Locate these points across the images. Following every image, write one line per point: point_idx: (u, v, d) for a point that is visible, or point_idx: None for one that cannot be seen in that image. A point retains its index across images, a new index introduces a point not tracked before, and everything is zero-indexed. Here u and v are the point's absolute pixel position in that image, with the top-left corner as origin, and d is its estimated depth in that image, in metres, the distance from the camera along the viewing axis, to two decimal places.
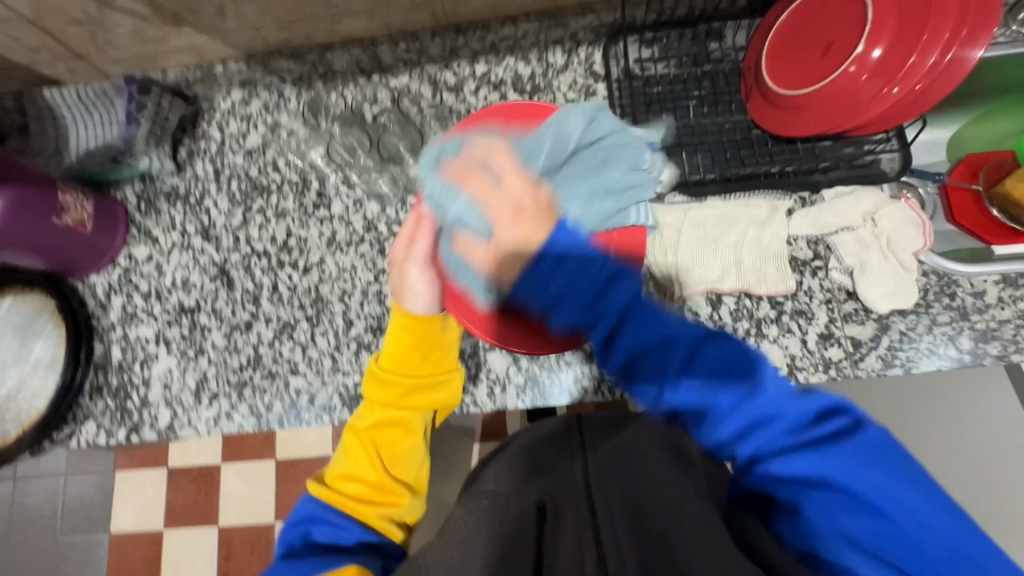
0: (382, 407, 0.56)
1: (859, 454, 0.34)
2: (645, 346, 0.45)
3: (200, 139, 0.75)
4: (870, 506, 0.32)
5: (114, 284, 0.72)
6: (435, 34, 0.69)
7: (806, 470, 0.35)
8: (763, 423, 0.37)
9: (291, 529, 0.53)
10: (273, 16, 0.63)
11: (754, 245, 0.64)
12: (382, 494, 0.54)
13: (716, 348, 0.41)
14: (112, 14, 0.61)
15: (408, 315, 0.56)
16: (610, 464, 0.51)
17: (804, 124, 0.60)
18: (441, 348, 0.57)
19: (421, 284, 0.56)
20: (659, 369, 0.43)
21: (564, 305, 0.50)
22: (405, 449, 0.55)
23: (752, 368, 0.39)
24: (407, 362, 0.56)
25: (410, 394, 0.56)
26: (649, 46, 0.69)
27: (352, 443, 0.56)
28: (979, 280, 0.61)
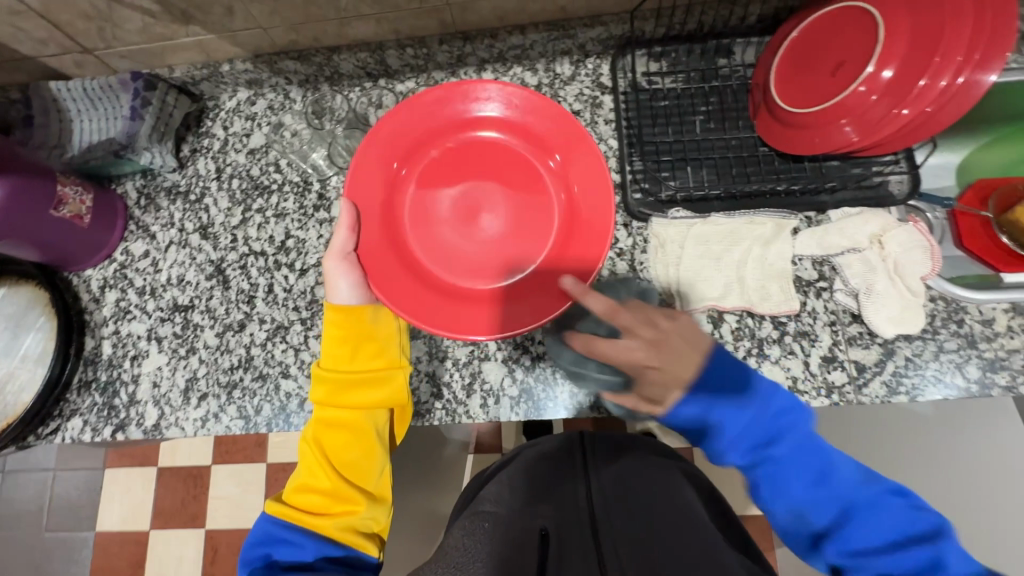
0: (331, 409, 0.55)
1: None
2: (804, 494, 0.45)
3: (203, 137, 0.76)
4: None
5: (108, 279, 0.72)
6: (443, 41, 0.69)
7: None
8: (884, 557, 0.42)
9: (250, 550, 0.49)
10: (281, 17, 0.63)
11: (758, 263, 0.62)
12: (340, 502, 0.51)
13: (890, 513, 0.43)
14: (120, 10, 0.61)
15: (339, 311, 0.56)
16: (613, 489, 0.54)
17: (809, 142, 0.59)
18: (376, 341, 0.57)
19: (345, 282, 0.56)
20: (868, 529, 0.43)
21: (722, 415, 0.47)
22: (356, 452, 0.54)
23: (923, 537, 0.41)
24: (344, 357, 0.56)
25: (355, 393, 0.55)
26: (657, 60, 0.69)
27: (308, 456, 0.54)
28: (988, 307, 0.60)
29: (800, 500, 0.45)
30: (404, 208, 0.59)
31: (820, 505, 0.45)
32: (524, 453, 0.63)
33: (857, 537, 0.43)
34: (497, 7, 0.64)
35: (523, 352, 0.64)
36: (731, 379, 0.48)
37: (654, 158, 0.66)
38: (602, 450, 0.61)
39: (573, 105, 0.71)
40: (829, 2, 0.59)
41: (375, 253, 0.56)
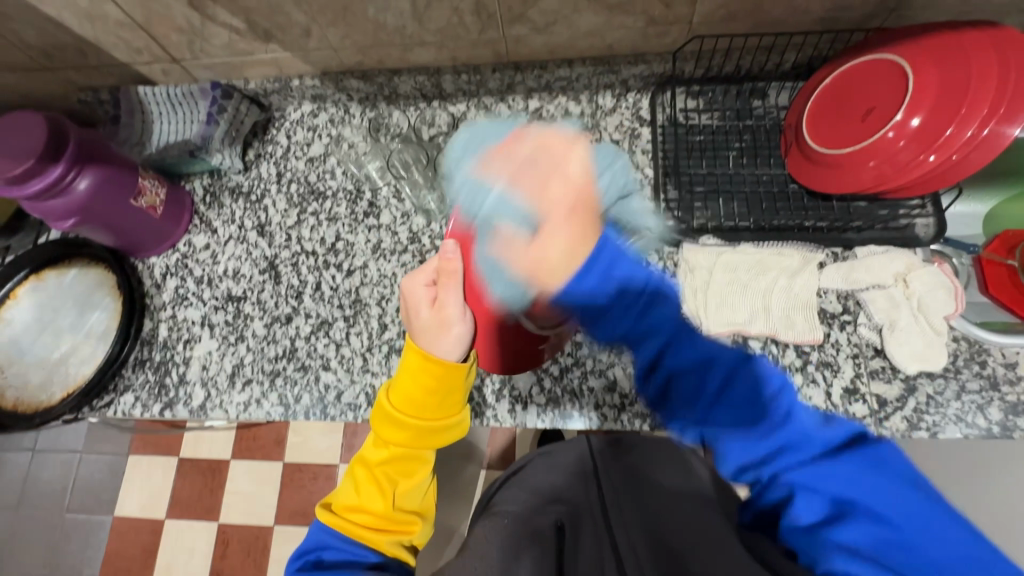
0: (394, 443, 0.52)
1: (864, 462, 0.37)
2: (684, 368, 0.49)
3: (268, 143, 0.82)
4: (886, 518, 0.33)
5: (170, 267, 0.77)
6: (496, 69, 0.74)
7: (815, 475, 0.38)
8: (758, 440, 0.42)
9: (302, 555, 0.50)
10: (352, 40, 0.69)
11: (784, 294, 0.65)
12: (393, 522, 0.51)
13: (743, 381, 0.46)
14: (211, 26, 0.68)
15: (430, 359, 0.51)
16: (624, 484, 0.55)
17: (843, 181, 0.62)
18: (460, 395, 0.53)
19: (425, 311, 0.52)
20: (733, 411, 0.45)
21: (609, 318, 0.52)
22: (417, 480, 0.53)
23: (768, 403, 0.44)
24: (418, 401, 0.52)
25: (424, 436, 0.52)
26: (695, 98, 0.74)
27: (363, 477, 0.53)
28: (1012, 351, 0.61)
29: (670, 365, 0.49)
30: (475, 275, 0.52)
31: (699, 378, 0.48)
32: (540, 459, 0.64)
33: (723, 411, 0.45)
34: (549, 41, 0.69)
35: (551, 362, 0.67)
36: (606, 249, 0.52)
37: (687, 188, 0.70)
38: (611, 447, 0.62)
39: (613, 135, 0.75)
40: (867, 51, 0.62)
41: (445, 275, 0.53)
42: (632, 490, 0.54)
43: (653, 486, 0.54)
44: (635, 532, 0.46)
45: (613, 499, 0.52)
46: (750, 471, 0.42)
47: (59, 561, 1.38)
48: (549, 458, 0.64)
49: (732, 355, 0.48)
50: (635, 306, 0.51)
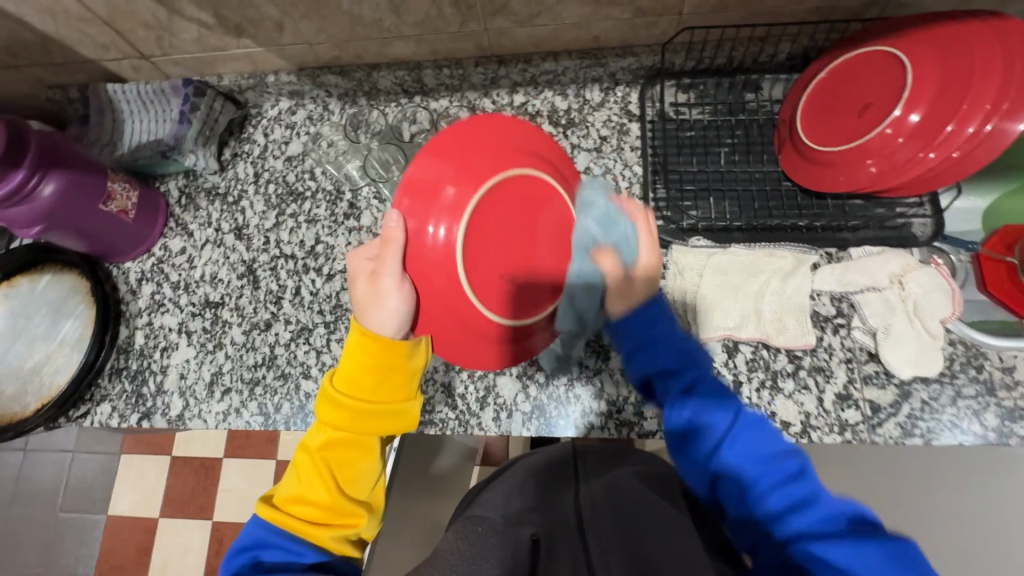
0: (334, 429, 0.51)
1: (884, 550, 0.36)
2: (714, 416, 0.47)
3: (244, 142, 0.79)
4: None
5: (146, 272, 0.75)
6: (478, 63, 0.71)
7: (833, 552, 0.37)
8: (759, 475, 0.44)
9: (239, 552, 0.47)
10: (328, 34, 0.66)
11: (776, 296, 0.63)
12: (337, 515, 0.49)
13: (765, 435, 0.46)
14: (179, 21, 0.65)
15: (368, 336, 0.51)
16: (603, 500, 0.53)
17: (835, 180, 0.60)
18: (405, 375, 0.52)
19: (387, 302, 0.49)
20: (754, 447, 0.45)
21: (643, 360, 0.51)
22: (361, 469, 0.51)
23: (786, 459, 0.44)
24: (361, 383, 0.51)
25: (366, 420, 0.51)
26: (686, 92, 0.71)
27: (304, 465, 0.51)
28: (1009, 355, 0.59)
29: (705, 415, 0.47)
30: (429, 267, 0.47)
31: (722, 427, 0.47)
32: (519, 464, 0.63)
33: (746, 450, 0.45)
34: (534, 34, 0.66)
35: (538, 368, 0.65)
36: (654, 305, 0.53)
37: (677, 187, 0.68)
38: (594, 464, 0.60)
39: (601, 130, 0.73)
40: (865, 43, 0.60)
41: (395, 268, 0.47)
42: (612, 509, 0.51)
43: (633, 511, 0.51)
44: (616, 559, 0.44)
45: (591, 516, 0.50)
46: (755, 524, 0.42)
47: (53, 561, 1.38)
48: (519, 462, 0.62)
49: (748, 413, 0.48)
50: (666, 356, 0.51)
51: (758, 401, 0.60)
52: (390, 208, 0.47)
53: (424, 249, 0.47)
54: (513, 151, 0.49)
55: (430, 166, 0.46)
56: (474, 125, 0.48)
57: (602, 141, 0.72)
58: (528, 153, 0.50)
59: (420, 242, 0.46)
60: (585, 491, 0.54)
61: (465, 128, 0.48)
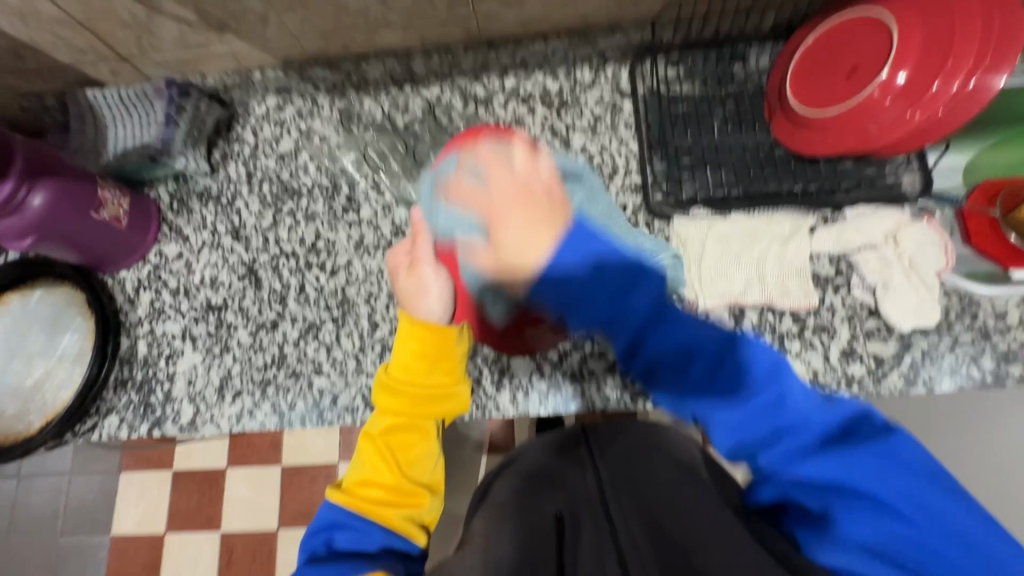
0: (395, 413, 0.55)
1: (878, 453, 0.39)
2: (666, 349, 0.48)
3: (234, 142, 0.78)
4: (890, 508, 0.38)
5: (142, 280, 0.73)
6: (468, 48, 0.71)
7: (835, 474, 0.40)
8: (747, 416, 0.45)
9: (314, 537, 0.50)
10: (314, 25, 0.65)
11: (778, 259, 0.64)
12: (403, 496, 0.52)
13: (732, 360, 0.47)
14: (159, 19, 0.63)
15: (418, 325, 0.56)
16: (620, 469, 0.55)
17: (825, 143, 0.62)
18: (453, 360, 0.57)
19: (434, 287, 0.57)
20: (768, 418, 0.44)
21: (586, 309, 0.49)
22: (418, 451, 0.54)
23: (766, 383, 0.45)
24: (419, 369, 0.55)
25: (421, 402, 0.55)
26: (675, 66, 0.72)
27: (367, 450, 0.54)
28: (1000, 301, 0.61)
29: (656, 350, 0.49)
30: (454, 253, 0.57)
31: (681, 361, 0.48)
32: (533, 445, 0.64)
33: (720, 392, 0.46)
34: (522, 16, 0.66)
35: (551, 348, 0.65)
36: (577, 233, 0.49)
37: (674, 160, 0.69)
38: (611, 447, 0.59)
39: (594, 110, 0.73)
40: (851, 7, 0.61)
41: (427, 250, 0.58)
42: (629, 483, 0.52)
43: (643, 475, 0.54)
44: (634, 527, 0.44)
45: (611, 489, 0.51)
46: (754, 457, 0.45)
47: None
48: (527, 447, 0.64)
49: (716, 341, 0.48)
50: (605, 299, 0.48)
51: None
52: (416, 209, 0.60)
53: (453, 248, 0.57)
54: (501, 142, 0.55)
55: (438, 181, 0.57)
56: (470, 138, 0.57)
57: (596, 120, 0.73)
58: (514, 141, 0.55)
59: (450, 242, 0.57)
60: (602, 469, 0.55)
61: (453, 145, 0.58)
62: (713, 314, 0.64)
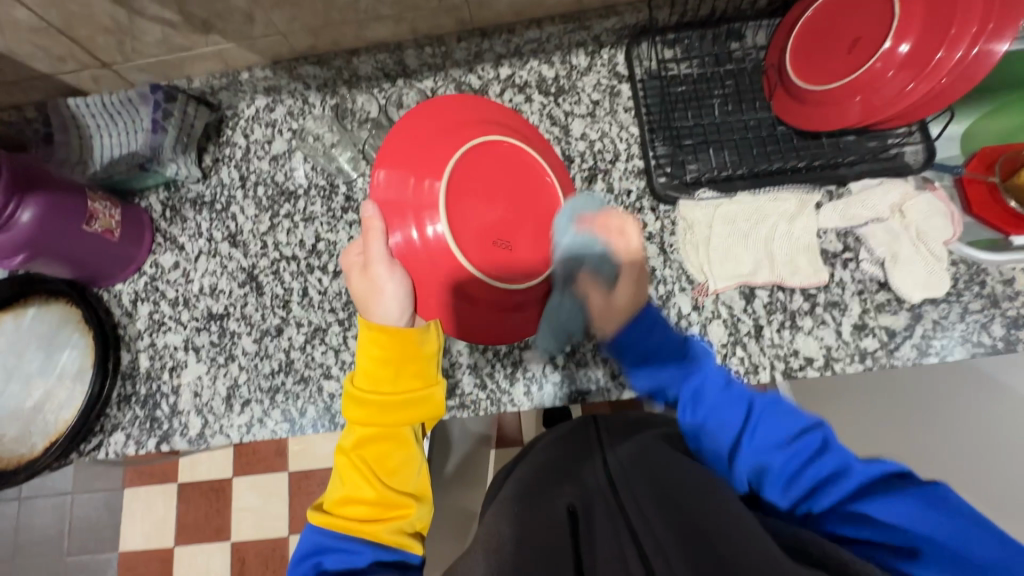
0: (367, 421, 0.50)
1: (919, 495, 0.34)
2: (715, 403, 0.50)
3: (224, 146, 0.76)
4: (950, 552, 0.31)
5: (140, 292, 0.72)
6: (461, 38, 0.69)
7: (869, 510, 0.35)
8: (784, 453, 0.43)
9: (301, 566, 0.45)
10: (302, 21, 0.63)
11: (785, 238, 0.64)
12: (388, 507, 0.47)
13: (776, 418, 0.46)
14: (141, 22, 0.60)
15: (377, 329, 0.51)
16: (628, 454, 0.50)
17: (827, 117, 0.62)
18: (421, 359, 0.52)
19: (387, 288, 0.53)
20: (768, 437, 0.45)
21: (642, 364, 0.56)
22: (399, 458, 0.49)
23: (809, 439, 0.43)
24: (383, 374, 0.51)
25: (392, 406, 0.50)
26: (671, 47, 0.71)
27: (345, 465, 0.49)
28: (1007, 268, 0.62)
29: (696, 406, 0.50)
30: (423, 246, 0.52)
31: (732, 413, 0.48)
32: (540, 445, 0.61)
33: (760, 447, 0.44)
34: (515, 2, 0.64)
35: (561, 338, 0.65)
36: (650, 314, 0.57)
37: (675, 142, 0.68)
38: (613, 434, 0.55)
39: (592, 95, 0.72)
40: None
41: (383, 248, 0.53)
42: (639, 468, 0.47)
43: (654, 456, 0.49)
44: (651, 518, 0.40)
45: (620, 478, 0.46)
46: (800, 507, 0.39)
47: None
48: (532, 451, 0.60)
49: (761, 402, 0.48)
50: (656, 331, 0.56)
51: (779, 341, 0.62)
52: (366, 203, 0.53)
53: (418, 241, 0.53)
54: (464, 127, 0.56)
55: (391, 170, 0.53)
56: (427, 109, 0.56)
57: (595, 106, 0.72)
58: (471, 128, 0.56)
59: (413, 236, 0.53)
60: (610, 453, 0.50)
61: (407, 119, 0.55)
62: (724, 295, 0.64)
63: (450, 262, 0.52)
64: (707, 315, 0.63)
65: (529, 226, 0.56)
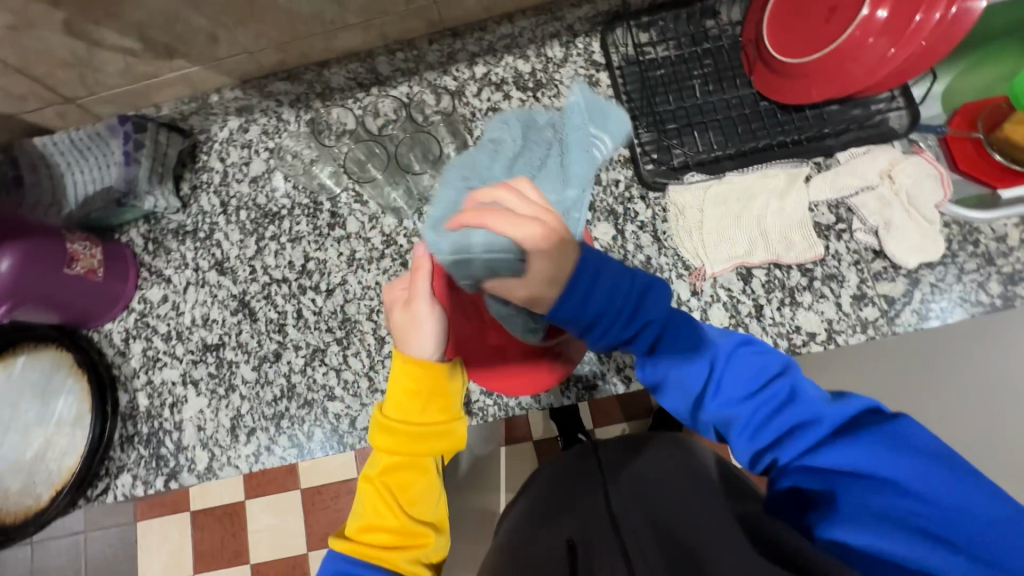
0: (392, 452, 0.48)
1: (885, 442, 0.33)
2: (684, 349, 0.43)
3: (201, 171, 0.74)
4: (914, 495, 0.31)
5: (130, 330, 0.70)
6: (432, 40, 0.68)
7: (836, 460, 0.34)
8: (753, 401, 0.40)
9: None
10: (268, 38, 0.61)
11: (778, 215, 0.64)
12: (406, 538, 0.46)
13: (746, 361, 0.42)
14: (101, 54, 0.58)
15: (410, 361, 0.49)
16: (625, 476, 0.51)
17: (808, 91, 0.62)
18: (449, 394, 0.50)
19: (432, 326, 0.49)
20: (736, 379, 0.41)
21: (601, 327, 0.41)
22: (421, 490, 0.48)
23: (778, 381, 0.40)
24: (411, 408, 0.48)
25: (419, 441, 0.49)
26: (646, 31, 0.70)
27: (365, 492, 0.49)
28: (999, 224, 0.62)
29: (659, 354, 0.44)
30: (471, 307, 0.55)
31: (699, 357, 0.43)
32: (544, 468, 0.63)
33: (727, 385, 0.41)
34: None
35: None
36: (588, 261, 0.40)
37: (660, 127, 0.68)
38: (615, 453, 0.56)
39: (571, 87, 0.71)
40: None
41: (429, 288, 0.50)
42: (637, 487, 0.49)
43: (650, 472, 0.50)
44: (642, 531, 0.43)
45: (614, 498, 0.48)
46: (766, 454, 0.38)
47: None
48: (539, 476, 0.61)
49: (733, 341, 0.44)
50: (625, 311, 0.41)
51: (781, 319, 0.61)
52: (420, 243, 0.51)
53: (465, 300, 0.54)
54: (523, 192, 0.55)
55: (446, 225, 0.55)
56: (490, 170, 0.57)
57: None
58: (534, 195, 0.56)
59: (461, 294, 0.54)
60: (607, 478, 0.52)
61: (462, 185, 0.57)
62: (721, 278, 0.63)
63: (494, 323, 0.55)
64: (706, 300, 0.63)
65: None
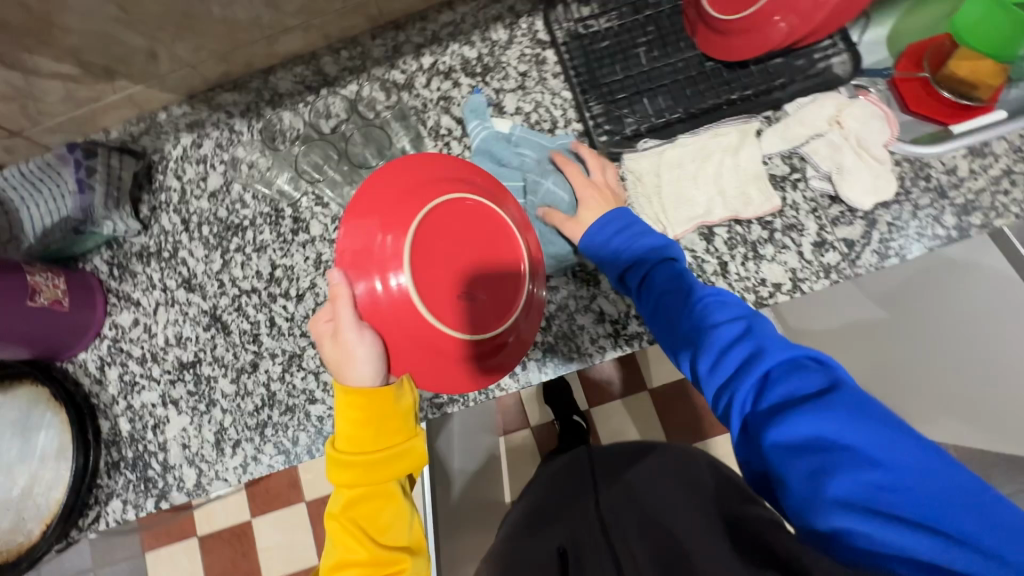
0: (352, 486, 0.51)
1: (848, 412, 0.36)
2: (676, 297, 0.50)
3: (159, 192, 0.74)
4: (874, 461, 0.34)
5: (105, 357, 0.70)
6: (375, 35, 0.68)
7: (808, 426, 0.36)
8: (727, 363, 0.43)
9: None
10: (208, 49, 0.61)
11: (733, 170, 0.64)
12: (381, 567, 0.50)
13: (724, 313, 0.47)
14: (40, 81, 0.58)
15: (352, 392, 0.52)
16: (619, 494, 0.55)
17: (754, 44, 0.62)
18: (401, 417, 0.52)
19: (363, 350, 0.52)
20: (720, 335, 0.45)
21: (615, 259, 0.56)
22: (389, 517, 0.51)
23: (754, 338, 0.44)
24: (364, 437, 0.51)
25: (379, 468, 0.51)
26: (587, 4, 0.70)
27: (336, 530, 0.51)
28: (948, 157, 0.63)
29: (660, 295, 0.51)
30: (388, 308, 0.51)
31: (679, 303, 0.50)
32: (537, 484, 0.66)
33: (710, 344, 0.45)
34: None
35: None
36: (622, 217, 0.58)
37: (610, 98, 0.68)
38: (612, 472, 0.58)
39: (519, 67, 0.71)
40: None
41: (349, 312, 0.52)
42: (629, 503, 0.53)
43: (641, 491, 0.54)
44: (632, 541, 0.46)
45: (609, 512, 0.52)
46: (736, 413, 0.41)
47: None
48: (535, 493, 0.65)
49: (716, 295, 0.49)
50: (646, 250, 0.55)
51: (745, 274, 0.62)
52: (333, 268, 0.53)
53: (382, 304, 0.52)
54: (436, 182, 0.55)
55: (358, 226, 0.53)
56: (401, 166, 0.56)
57: (523, 77, 0.70)
58: (446, 181, 0.55)
59: (376, 297, 0.52)
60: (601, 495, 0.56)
61: (385, 173, 0.56)
62: (685, 241, 0.64)
63: (417, 320, 0.51)
64: None
65: (500, 278, 0.53)
